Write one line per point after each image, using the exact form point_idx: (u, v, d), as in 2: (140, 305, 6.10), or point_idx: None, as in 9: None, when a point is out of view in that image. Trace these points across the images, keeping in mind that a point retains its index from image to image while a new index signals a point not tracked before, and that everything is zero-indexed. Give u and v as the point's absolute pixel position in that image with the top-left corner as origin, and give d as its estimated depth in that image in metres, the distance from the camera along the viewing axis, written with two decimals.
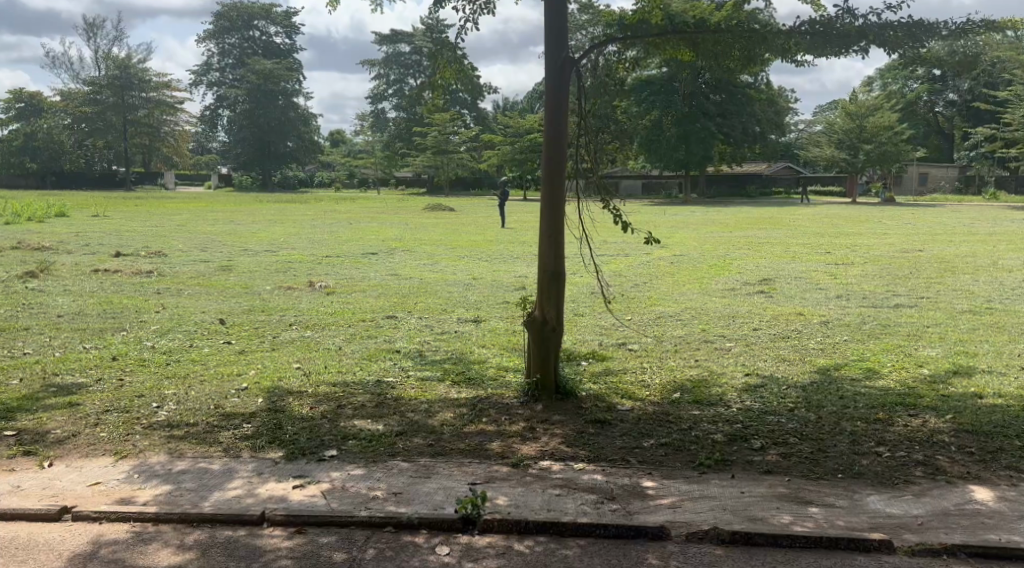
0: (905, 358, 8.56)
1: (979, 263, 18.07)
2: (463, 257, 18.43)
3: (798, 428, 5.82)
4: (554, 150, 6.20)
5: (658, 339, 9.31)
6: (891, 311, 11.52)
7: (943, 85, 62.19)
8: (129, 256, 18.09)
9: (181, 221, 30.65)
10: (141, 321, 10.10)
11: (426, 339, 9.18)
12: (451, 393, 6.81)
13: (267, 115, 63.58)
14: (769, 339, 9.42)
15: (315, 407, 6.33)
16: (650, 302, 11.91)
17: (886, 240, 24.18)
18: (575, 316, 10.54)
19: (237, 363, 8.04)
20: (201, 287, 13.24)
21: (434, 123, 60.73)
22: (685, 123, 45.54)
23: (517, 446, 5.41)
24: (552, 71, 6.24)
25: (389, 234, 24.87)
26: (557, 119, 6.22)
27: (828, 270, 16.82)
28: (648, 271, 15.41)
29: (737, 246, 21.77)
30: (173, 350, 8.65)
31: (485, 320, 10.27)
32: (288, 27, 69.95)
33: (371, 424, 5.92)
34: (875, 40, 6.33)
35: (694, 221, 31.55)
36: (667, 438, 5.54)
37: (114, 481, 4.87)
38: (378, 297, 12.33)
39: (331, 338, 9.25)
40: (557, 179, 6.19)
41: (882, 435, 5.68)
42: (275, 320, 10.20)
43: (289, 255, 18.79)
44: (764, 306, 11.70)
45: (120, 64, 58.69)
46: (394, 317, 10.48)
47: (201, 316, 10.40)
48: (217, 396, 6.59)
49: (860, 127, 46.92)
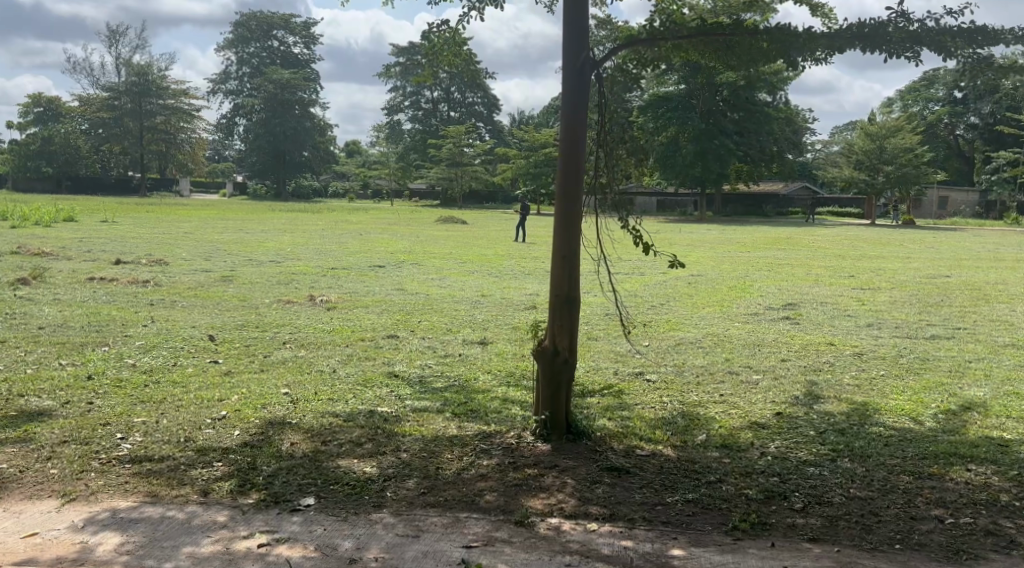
0: (949, 397, 7.90)
1: (1012, 291, 17.31)
2: (473, 272, 17.80)
3: (844, 482, 5.15)
4: (570, 162, 5.54)
5: (679, 369, 8.63)
6: (928, 343, 10.80)
7: (964, 108, 61.57)
8: (129, 263, 17.54)
9: (190, 229, 30.21)
10: (126, 335, 9.46)
11: (428, 363, 8.53)
12: (450, 428, 6.13)
13: (283, 124, 63.18)
14: (799, 371, 8.75)
15: (297, 442, 5.66)
16: (669, 326, 11.25)
17: (911, 264, 23.45)
18: (588, 340, 9.87)
19: (222, 386, 7.38)
20: (198, 299, 12.60)
21: (449, 135, 60.19)
22: (702, 141, 44.91)
23: (523, 498, 4.72)
24: (571, 73, 5.57)
25: (397, 247, 24.28)
26: (575, 130, 5.55)
27: (854, 295, 16.14)
28: (665, 293, 14.71)
29: (756, 267, 21.08)
30: (154, 370, 7.98)
31: (493, 343, 9.61)
32: (306, 37, 69.72)
33: (359, 463, 5.27)
34: (930, 46, 5.57)
35: (712, 240, 30.94)
36: (693, 493, 4.85)
37: (53, 533, 4.21)
38: (381, 314, 11.62)
39: (326, 359, 8.58)
40: (573, 192, 5.53)
41: (940, 495, 5.01)
42: (271, 337, 9.55)
43: (295, 266, 18.22)
44: (790, 334, 11.01)
45: (139, 71, 57.75)
46: (395, 337, 9.79)
47: (192, 331, 9.76)
48: (190, 427, 5.92)
49: (880, 149, 46.12)
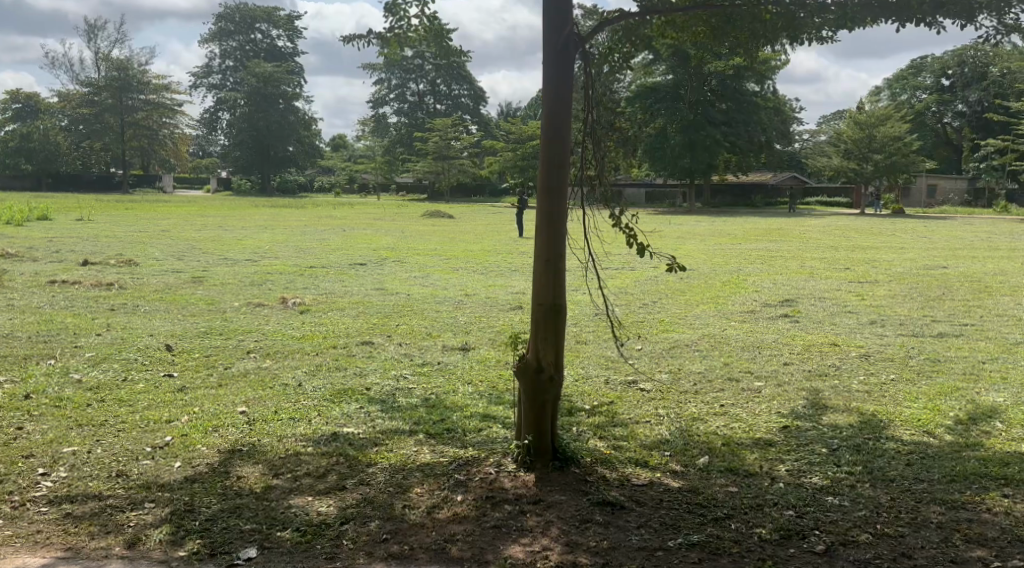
0: (968, 404, 7.29)
1: (1014, 282, 16.72)
2: (457, 269, 17.17)
3: (867, 516, 4.56)
4: (555, 154, 4.87)
5: (674, 376, 7.97)
6: (936, 342, 10.20)
7: (953, 95, 61.11)
8: (98, 264, 16.83)
9: (167, 226, 29.39)
10: (75, 346, 8.73)
11: (403, 373, 7.88)
12: (422, 455, 5.46)
13: (266, 118, 62.21)
14: (804, 376, 8.13)
15: (247, 474, 4.98)
16: (662, 326, 10.60)
17: (905, 254, 22.93)
18: (576, 345, 9.20)
19: (172, 405, 6.67)
20: (163, 303, 11.88)
21: (435, 128, 59.47)
22: (690, 131, 44.26)
23: (502, 546, 4.15)
24: (552, 56, 4.89)
25: (380, 243, 23.65)
26: (558, 116, 4.87)
27: (852, 288, 15.56)
28: (656, 289, 14.11)
29: (748, 259, 20.53)
30: (101, 386, 7.26)
31: (474, 348, 8.97)
32: (290, 30, 68.58)
33: (314, 501, 4.61)
34: (952, 12, 4.88)
35: (701, 231, 30.38)
36: (699, 535, 4.27)
37: None
38: (356, 316, 10.94)
39: (291, 370, 7.89)
40: (556, 190, 4.85)
41: (980, 531, 4.41)
42: (233, 345, 8.88)
43: (272, 265, 17.49)
44: (792, 333, 10.38)
45: (119, 65, 57.11)
46: (370, 344, 9.11)
47: (149, 340, 9.05)
48: (126, 458, 5.21)
49: (869, 137, 45.47)
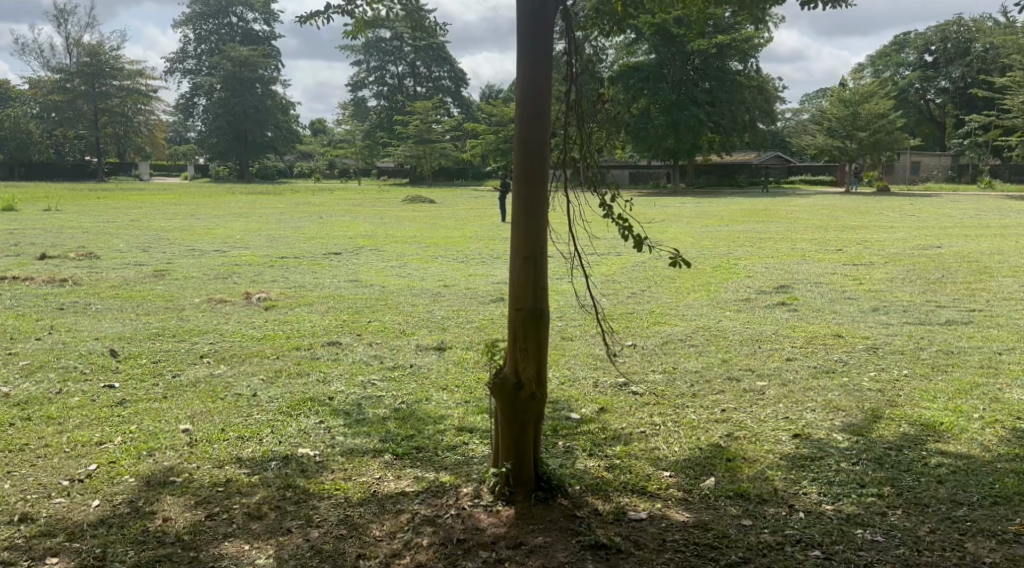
0: (994, 403, 6.62)
1: (1012, 262, 16.10)
2: (436, 257, 16.40)
3: (907, 556, 3.96)
4: (531, 134, 4.11)
5: (669, 377, 7.23)
6: (947, 330, 9.53)
7: (936, 72, 60.59)
8: (55, 258, 15.89)
9: (138, 216, 28.30)
10: (10, 352, 7.93)
11: (371, 379, 7.10)
12: (384, 483, 4.71)
13: (243, 103, 60.88)
14: (811, 374, 7.43)
15: (173, 515, 4.29)
16: (654, 319, 9.86)
17: (895, 233, 22.29)
18: (561, 341, 8.47)
19: (107, 423, 5.90)
20: (116, 301, 11.04)
21: (415, 111, 58.35)
22: (674, 111, 43.27)
23: None
24: (527, 17, 4.11)
25: (358, 230, 22.78)
26: (537, 90, 4.10)
27: (847, 271, 14.90)
28: (645, 276, 13.38)
29: (737, 242, 19.82)
30: (31, 400, 6.47)
31: (450, 348, 8.19)
32: (266, 13, 66.91)
33: (252, 550, 3.98)
34: None
35: (687, 214, 29.71)
36: None
37: None
38: (325, 313, 10.14)
39: (246, 378, 7.12)
40: (535, 175, 4.09)
41: None
42: (185, 350, 8.07)
43: (240, 256, 16.63)
44: (793, 324, 9.67)
45: (91, 51, 55.37)
46: (337, 345, 8.33)
47: (91, 345, 8.22)
48: (35, 496, 4.48)
49: (854, 115, 44.80)
